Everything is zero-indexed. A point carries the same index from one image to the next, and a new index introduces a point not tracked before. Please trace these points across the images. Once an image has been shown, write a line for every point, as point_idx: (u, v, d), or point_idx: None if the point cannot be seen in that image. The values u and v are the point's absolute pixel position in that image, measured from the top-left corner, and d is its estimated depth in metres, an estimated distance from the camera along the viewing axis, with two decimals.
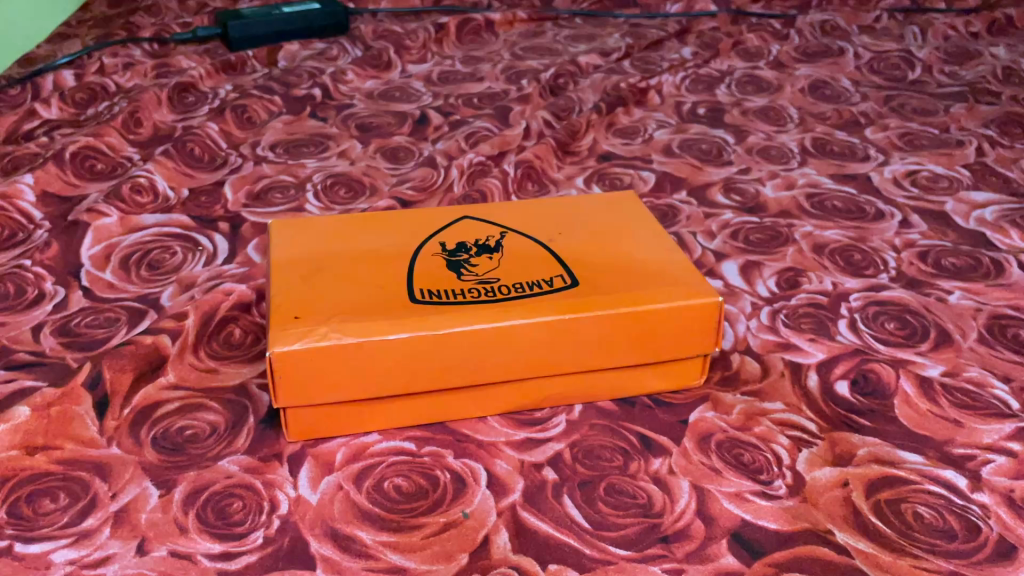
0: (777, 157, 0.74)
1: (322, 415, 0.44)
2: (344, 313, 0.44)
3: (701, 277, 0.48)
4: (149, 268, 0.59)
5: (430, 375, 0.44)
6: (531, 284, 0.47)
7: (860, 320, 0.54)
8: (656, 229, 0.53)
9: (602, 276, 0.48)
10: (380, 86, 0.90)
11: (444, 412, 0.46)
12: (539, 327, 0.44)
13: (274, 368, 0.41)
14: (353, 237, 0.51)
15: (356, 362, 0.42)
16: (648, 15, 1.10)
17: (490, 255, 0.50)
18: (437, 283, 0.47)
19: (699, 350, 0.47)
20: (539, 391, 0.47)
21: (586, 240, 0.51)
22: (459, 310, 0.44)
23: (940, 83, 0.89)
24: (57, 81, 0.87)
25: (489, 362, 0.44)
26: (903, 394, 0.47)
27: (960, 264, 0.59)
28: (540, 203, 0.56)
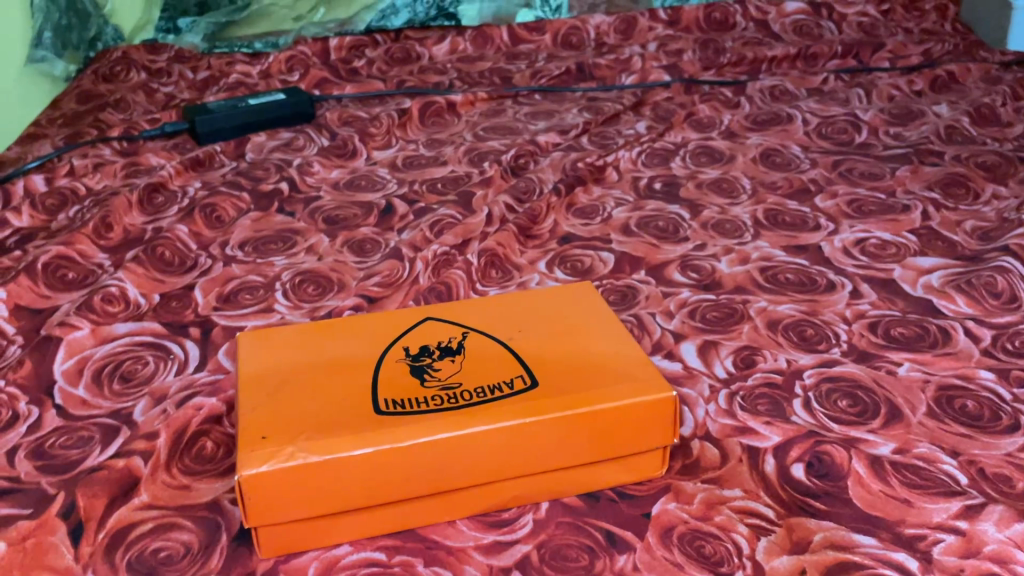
0: (731, 231, 0.77)
1: (293, 532, 0.44)
2: (309, 429, 0.44)
3: (658, 369, 0.49)
4: (121, 381, 0.59)
5: (397, 485, 0.44)
6: (494, 385, 0.48)
7: (814, 399, 0.55)
8: (615, 320, 0.53)
9: (563, 373, 0.48)
10: (347, 175, 0.92)
11: (414, 517, 0.47)
12: (501, 432, 0.44)
13: (243, 491, 0.42)
14: (318, 346, 0.51)
15: (323, 479, 0.43)
16: (604, 88, 1.14)
17: (453, 357, 0.50)
18: (401, 390, 0.47)
19: (660, 441, 0.48)
20: (505, 492, 0.47)
21: (547, 335, 0.52)
22: (422, 419, 0.45)
23: (886, 145, 0.94)
24: (28, 186, 0.89)
25: (454, 469, 0.45)
26: (855, 475, 0.49)
27: (908, 334, 0.62)
28: (502, 297, 0.56)
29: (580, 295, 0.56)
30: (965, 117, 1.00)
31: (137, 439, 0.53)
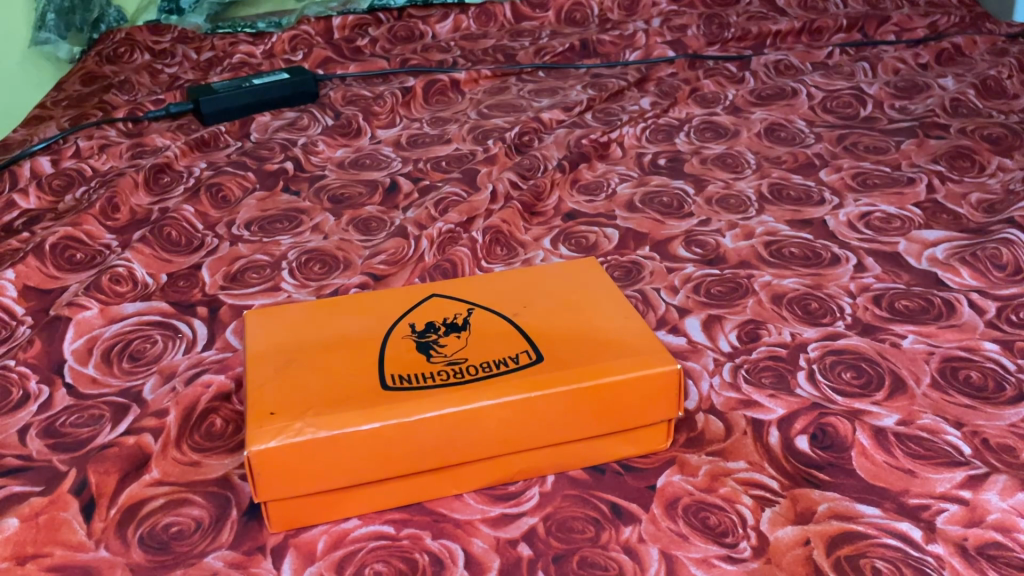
0: (736, 206, 0.77)
1: (303, 506, 0.45)
2: (317, 404, 0.44)
3: (661, 344, 0.49)
4: (130, 359, 0.60)
5: (404, 459, 0.45)
6: (499, 361, 0.48)
7: (818, 371, 0.56)
8: (618, 295, 0.54)
9: (567, 348, 0.49)
10: (351, 154, 0.92)
11: (420, 492, 0.47)
12: (506, 406, 0.45)
13: (252, 465, 0.42)
14: (324, 324, 0.52)
15: (332, 454, 0.43)
16: (608, 64, 1.13)
17: (459, 333, 0.50)
18: (408, 366, 0.47)
19: (663, 415, 0.49)
20: (511, 467, 0.48)
21: (551, 312, 0.52)
22: (427, 393, 0.45)
23: (891, 118, 0.93)
24: (34, 168, 0.89)
25: (460, 443, 0.45)
26: (860, 446, 0.50)
27: (912, 306, 0.62)
28: (506, 275, 0.57)
29: (584, 270, 0.57)
30: (972, 89, 0.99)
31: (147, 416, 0.54)
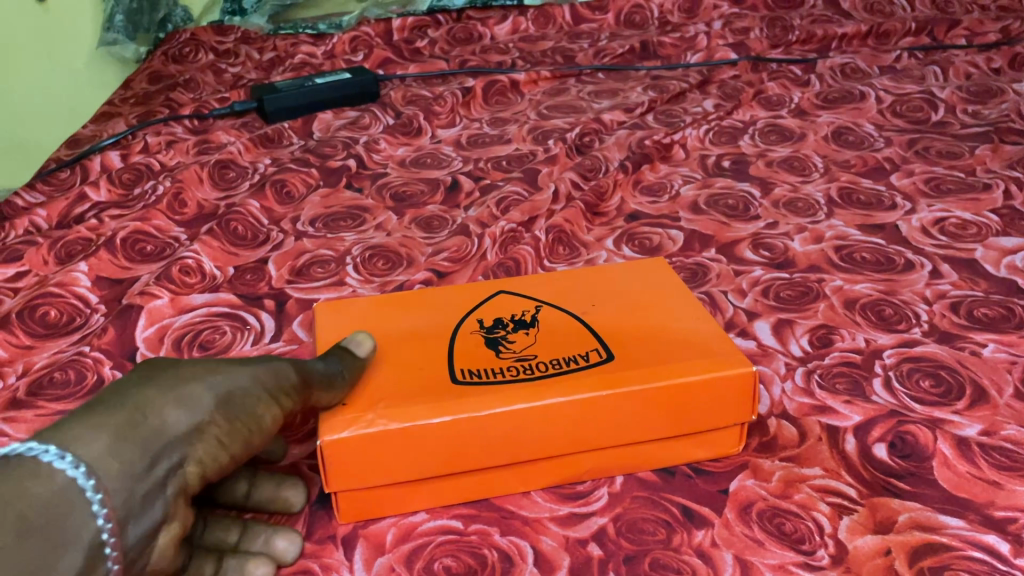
0: (804, 209, 0.76)
1: (374, 497, 0.45)
2: (388, 397, 0.44)
3: (733, 345, 0.48)
4: (200, 349, 0.61)
5: (473, 455, 0.44)
6: (568, 359, 0.47)
7: (894, 378, 0.54)
8: (687, 294, 0.53)
9: (639, 348, 0.48)
10: (412, 153, 0.93)
11: (487, 488, 0.47)
12: (576, 404, 0.44)
13: (325, 454, 0.42)
14: (392, 318, 0.52)
15: (402, 445, 0.43)
16: (669, 66, 1.12)
17: (527, 330, 0.50)
18: (476, 362, 0.47)
19: (738, 418, 0.48)
20: (578, 467, 0.47)
21: (619, 311, 0.51)
22: (498, 389, 0.45)
23: (964, 123, 0.91)
24: (105, 163, 0.92)
25: (530, 441, 0.45)
26: (941, 456, 0.48)
27: (991, 315, 0.60)
28: (573, 273, 0.56)
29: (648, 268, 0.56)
30: None
31: None
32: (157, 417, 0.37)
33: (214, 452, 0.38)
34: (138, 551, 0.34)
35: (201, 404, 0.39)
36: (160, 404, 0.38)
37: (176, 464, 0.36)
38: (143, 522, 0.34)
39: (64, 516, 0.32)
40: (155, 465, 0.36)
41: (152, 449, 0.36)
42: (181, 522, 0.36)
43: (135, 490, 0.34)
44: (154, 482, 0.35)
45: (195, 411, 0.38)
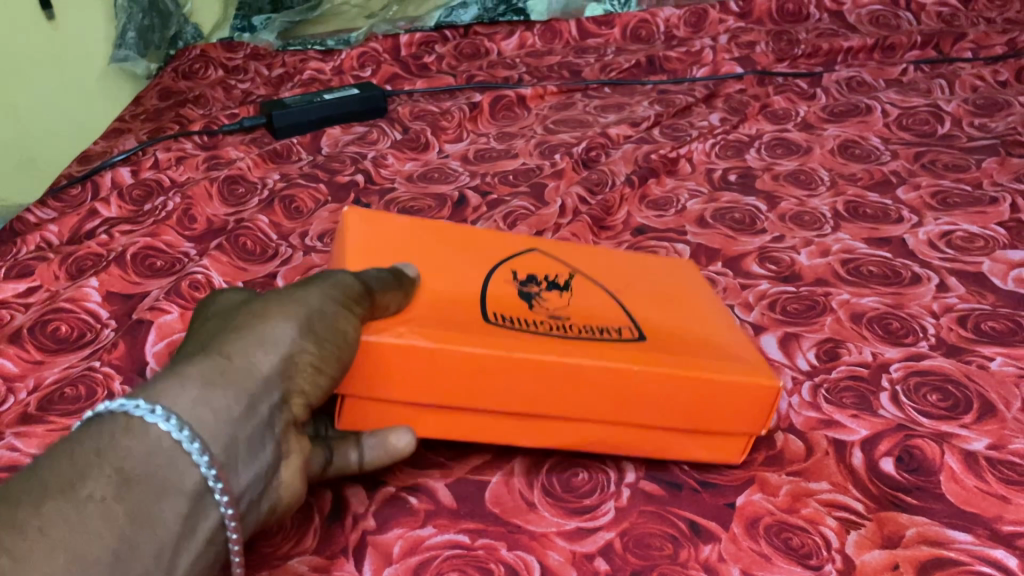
0: (810, 222, 0.76)
1: (375, 414, 0.45)
2: (420, 318, 0.45)
3: (766, 359, 0.49)
4: None
5: (490, 398, 0.44)
6: (600, 330, 0.48)
7: (902, 393, 0.54)
8: (725, 309, 0.55)
9: (673, 341, 0.49)
10: (420, 168, 0.93)
11: (480, 431, 0.46)
12: (608, 373, 0.44)
13: (344, 360, 0.42)
14: (425, 244, 0.53)
15: (422, 366, 0.43)
16: (675, 80, 1.13)
17: (561, 293, 0.52)
18: (510, 310, 0.48)
19: (753, 425, 0.48)
20: (582, 437, 0.47)
21: (653, 303, 0.53)
22: (535, 339, 0.45)
23: (971, 136, 0.91)
24: (115, 179, 0.93)
25: (538, 391, 0.44)
26: (948, 470, 0.48)
27: (999, 328, 0.60)
28: (605, 256, 0.59)
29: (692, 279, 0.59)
30: None
31: None
32: (237, 360, 0.36)
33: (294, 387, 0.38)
34: (241, 492, 0.34)
35: (275, 341, 0.38)
36: (234, 348, 0.36)
37: (265, 401, 0.36)
38: (242, 464, 0.34)
39: (170, 464, 0.31)
40: (245, 406, 0.35)
41: (241, 392, 0.35)
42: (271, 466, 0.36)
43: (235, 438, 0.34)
44: (248, 425, 0.34)
45: (273, 349, 0.37)
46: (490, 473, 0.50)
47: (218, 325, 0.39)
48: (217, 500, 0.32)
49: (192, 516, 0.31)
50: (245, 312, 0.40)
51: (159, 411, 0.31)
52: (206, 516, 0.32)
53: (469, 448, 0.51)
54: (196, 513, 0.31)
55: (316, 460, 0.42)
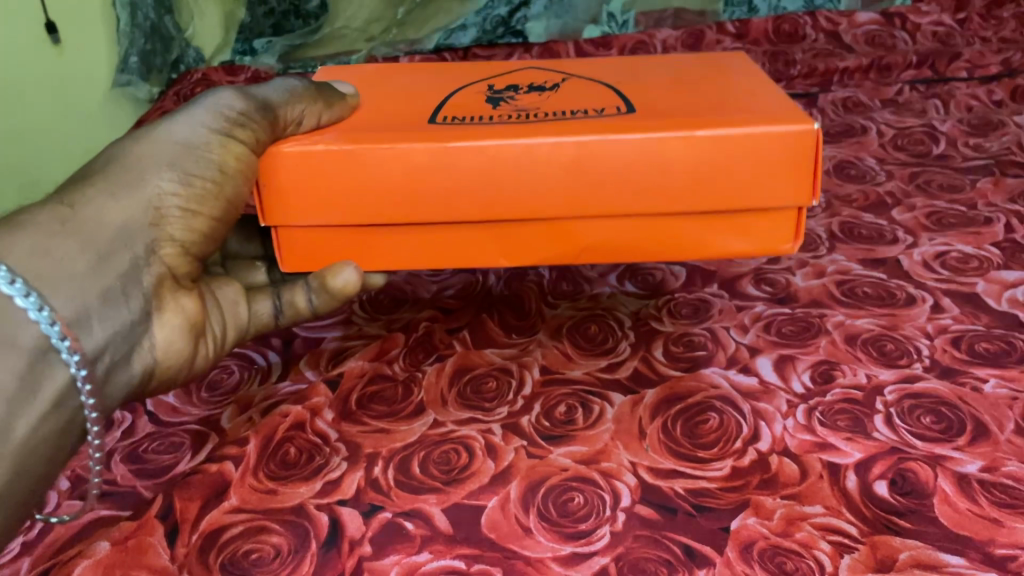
0: (806, 244, 0.76)
1: (307, 241, 0.58)
2: (366, 124, 0.59)
3: (802, 111, 0.56)
4: (208, 390, 0.63)
5: (414, 191, 0.55)
6: (585, 111, 0.60)
7: (896, 415, 0.54)
8: (763, 83, 0.62)
9: (659, 95, 0.61)
10: None
11: (409, 258, 0.59)
12: (566, 148, 0.54)
13: (266, 166, 0.55)
14: (398, 81, 0.68)
15: (341, 177, 0.55)
16: None
17: (541, 91, 0.64)
18: (468, 111, 0.61)
19: (796, 201, 0.56)
20: (546, 231, 0.57)
21: (654, 90, 0.62)
22: (497, 128, 0.56)
23: (966, 156, 0.92)
24: None
25: (528, 180, 0.55)
26: (941, 493, 0.48)
27: (992, 350, 0.60)
28: (624, 61, 0.70)
29: (732, 65, 0.67)
30: None
31: (228, 444, 0.56)
32: (82, 215, 0.46)
33: (148, 244, 0.49)
34: (97, 345, 0.44)
35: (117, 201, 0.48)
36: (81, 202, 0.47)
37: (116, 257, 0.46)
38: (97, 319, 0.44)
39: (9, 322, 0.41)
40: (92, 260, 0.45)
41: (89, 247, 0.45)
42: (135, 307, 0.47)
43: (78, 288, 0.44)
44: (96, 281, 0.45)
45: (120, 212, 0.48)
46: (484, 498, 0.50)
47: (85, 173, 0.50)
48: (64, 359, 0.42)
49: (38, 373, 0.41)
50: (100, 170, 0.50)
51: (3, 273, 0.41)
52: (54, 373, 0.42)
53: (464, 474, 0.52)
54: (40, 369, 0.41)
55: (186, 299, 0.52)
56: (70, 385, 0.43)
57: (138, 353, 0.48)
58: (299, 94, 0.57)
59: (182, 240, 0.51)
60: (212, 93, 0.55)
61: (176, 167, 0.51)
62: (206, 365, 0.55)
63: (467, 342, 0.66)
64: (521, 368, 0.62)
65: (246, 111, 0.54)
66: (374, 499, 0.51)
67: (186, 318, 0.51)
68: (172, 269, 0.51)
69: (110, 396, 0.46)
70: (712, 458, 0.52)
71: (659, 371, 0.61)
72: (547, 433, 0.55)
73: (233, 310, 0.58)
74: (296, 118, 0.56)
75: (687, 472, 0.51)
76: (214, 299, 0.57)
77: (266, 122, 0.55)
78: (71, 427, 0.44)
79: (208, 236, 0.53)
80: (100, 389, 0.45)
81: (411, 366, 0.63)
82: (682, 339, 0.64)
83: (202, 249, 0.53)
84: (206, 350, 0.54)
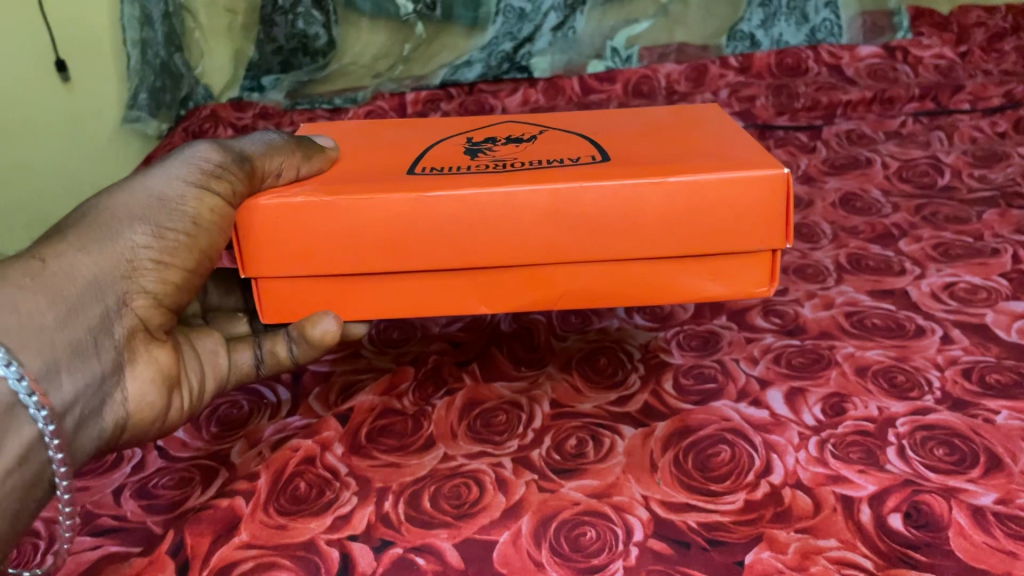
0: (813, 276, 0.77)
1: (286, 292, 0.56)
2: (346, 174, 0.58)
3: (775, 157, 0.55)
4: (218, 424, 0.63)
5: (398, 243, 0.54)
6: (564, 160, 0.58)
7: (908, 447, 0.54)
8: (736, 130, 0.61)
9: (633, 144, 0.60)
10: None
11: (386, 309, 0.56)
12: (543, 195, 0.52)
13: (245, 218, 0.54)
14: (379, 134, 0.67)
15: (324, 228, 0.54)
16: None
17: (520, 143, 0.63)
18: (447, 162, 0.60)
19: (771, 244, 0.54)
20: (525, 283, 0.55)
21: (631, 140, 0.61)
22: (474, 178, 0.55)
23: (971, 188, 0.92)
24: None
25: (505, 229, 0.53)
26: (956, 526, 0.48)
27: (1004, 381, 0.60)
28: (595, 115, 0.69)
29: (703, 113, 0.66)
30: None
31: (238, 479, 0.56)
32: (53, 268, 0.45)
33: (120, 295, 0.48)
34: (67, 399, 0.43)
35: (88, 254, 0.47)
36: (53, 254, 0.46)
37: (86, 311, 0.45)
38: (66, 373, 0.43)
39: None
40: (61, 315, 0.44)
41: (58, 301, 0.44)
42: (105, 360, 0.46)
43: (53, 341, 0.43)
44: (65, 335, 0.43)
45: (91, 265, 0.47)
46: (496, 533, 0.50)
47: (54, 228, 0.49)
48: (31, 415, 0.41)
49: (4, 428, 0.40)
50: (72, 223, 0.48)
51: None
52: (20, 430, 0.40)
53: (475, 508, 0.52)
54: (6, 426, 0.40)
55: (158, 352, 0.51)
56: (37, 441, 0.41)
57: (109, 406, 0.47)
58: (278, 146, 0.56)
59: (156, 292, 0.50)
60: (190, 147, 0.54)
61: (150, 219, 0.50)
62: (180, 418, 0.54)
63: (476, 376, 0.66)
64: (531, 401, 0.62)
65: (223, 163, 0.53)
66: (385, 534, 0.51)
67: (157, 371, 0.50)
68: (145, 321, 0.50)
69: (79, 450, 0.45)
70: (725, 491, 0.52)
71: (669, 404, 0.61)
72: (559, 466, 0.55)
73: (213, 361, 0.59)
74: (275, 171, 0.56)
75: (700, 506, 0.51)
76: (193, 351, 0.57)
77: (244, 174, 0.54)
78: (38, 483, 0.42)
79: (182, 286, 0.52)
80: (69, 444, 0.43)
81: (421, 400, 0.63)
82: (693, 371, 0.64)
83: (175, 299, 0.52)
84: (180, 401, 0.54)
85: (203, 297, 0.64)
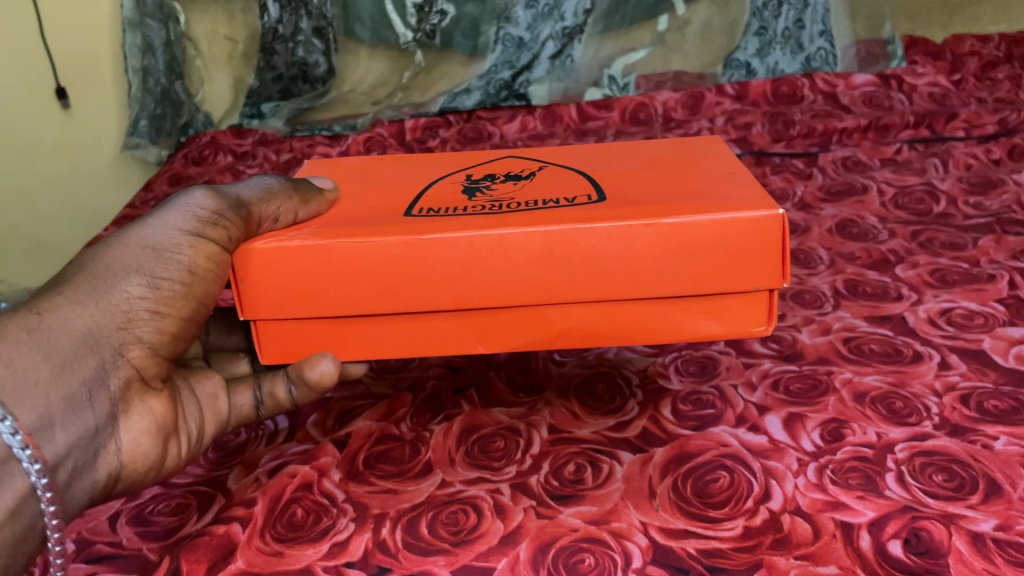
0: (811, 301, 0.77)
1: (285, 333, 0.56)
2: (343, 216, 0.58)
3: (771, 197, 0.55)
4: (215, 450, 0.63)
5: (394, 284, 0.54)
6: (560, 199, 0.59)
7: (907, 473, 0.54)
8: (734, 169, 0.61)
9: (630, 182, 0.61)
10: None
11: (385, 351, 0.57)
12: (536, 238, 0.53)
13: (236, 261, 0.54)
14: (379, 173, 0.68)
15: (319, 270, 0.54)
16: None
17: (517, 181, 0.64)
18: (443, 202, 0.60)
19: (766, 284, 0.54)
20: (520, 324, 0.55)
21: (627, 177, 0.62)
22: (468, 220, 0.55)
23: (967, 215, 0.93)
24: None
25: (500, 270, 0.53)
26: (956, 552, 0.48)
27: (1002, 407, 0.60)
28: (593, 150, 0.70)
29: (703, 148, 0.67)
30: None
31: (234, 506, 0.56)
32: (50, 320, 0.45)
33: (116, 347, 0.47)
34: (60, 452, 0.43)
35: (83, 306, 0.47)
36: (49, 308, 0.45)
37: (81, 364, 0.45)
38: (59, 427, 0.43)
39: None
40: (55, 369, 0.43)
41: (53, 354, 0.44)
42: (100, 411, 0.46)
43: (45, 395, 0.42)
44: (59, 389, 0.43)
45: (87, 317, 0.46)
46: (493, 560, 0.50)
47: (52, 281, 0.48)
48: (24, 469, 0.41)
49: None
50: (68, 277, 0.48)
51: None
52: (13, 482, 0.41)
53: (473, 535, 0.52)
54: None
55: (154, 404, 0.50)
56: (29, 494, 0.41)
57: (102, 457, 0.47)
58: (274, 190, 0.56)
59: (152, 342, 0.49)
60: (185, 194, 0.54)
61: (146, 269, 0.50)
62: (178, 465, 0.54)
63: (474, 402, 0.66)
64: (530, 427, 0.62)
65: (218, 210, 0.53)
66: (382, 561, 0.50)
67: (153, 422, 0.50)
68: (142, 372, 0.49)
69: (71, 501, 0.44)
70: (724, 517, 0.51)
71: (667, 430, 0.60)
72: (557, 493, 0.55)
73: (212, 404, 0.59)
74: (272, 215, 0.56)
75: (699, 533, 0.51)
76: (192, 393, 0.57)
77: (239, 220, 0.54)
78: (29, 535, 0.42)
79: (179, 335, 0.52)
80: (61, 497, 0.43)
81: (419, 427, 0.63)
82: (691, 397, 0.64)
83: (172, 349, 0.52)
84: (178, 448, 0.53)
85: (204, 338, 0.64)
